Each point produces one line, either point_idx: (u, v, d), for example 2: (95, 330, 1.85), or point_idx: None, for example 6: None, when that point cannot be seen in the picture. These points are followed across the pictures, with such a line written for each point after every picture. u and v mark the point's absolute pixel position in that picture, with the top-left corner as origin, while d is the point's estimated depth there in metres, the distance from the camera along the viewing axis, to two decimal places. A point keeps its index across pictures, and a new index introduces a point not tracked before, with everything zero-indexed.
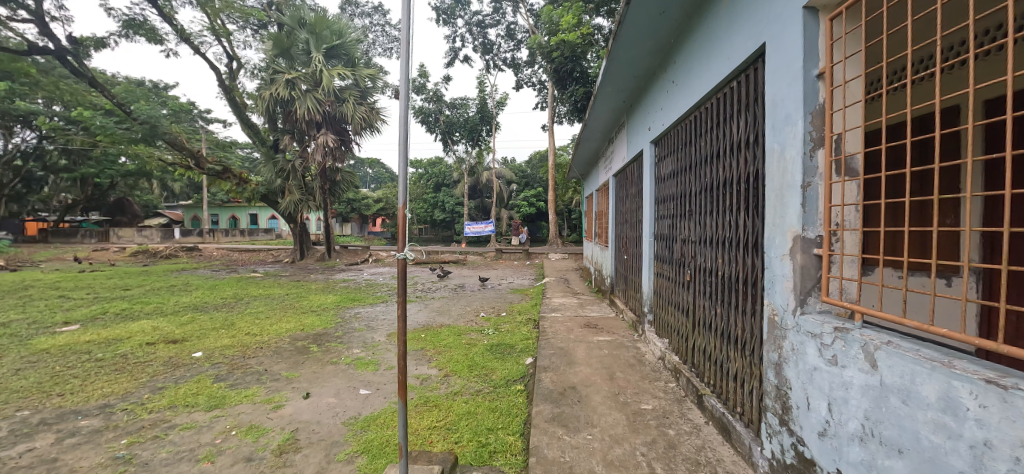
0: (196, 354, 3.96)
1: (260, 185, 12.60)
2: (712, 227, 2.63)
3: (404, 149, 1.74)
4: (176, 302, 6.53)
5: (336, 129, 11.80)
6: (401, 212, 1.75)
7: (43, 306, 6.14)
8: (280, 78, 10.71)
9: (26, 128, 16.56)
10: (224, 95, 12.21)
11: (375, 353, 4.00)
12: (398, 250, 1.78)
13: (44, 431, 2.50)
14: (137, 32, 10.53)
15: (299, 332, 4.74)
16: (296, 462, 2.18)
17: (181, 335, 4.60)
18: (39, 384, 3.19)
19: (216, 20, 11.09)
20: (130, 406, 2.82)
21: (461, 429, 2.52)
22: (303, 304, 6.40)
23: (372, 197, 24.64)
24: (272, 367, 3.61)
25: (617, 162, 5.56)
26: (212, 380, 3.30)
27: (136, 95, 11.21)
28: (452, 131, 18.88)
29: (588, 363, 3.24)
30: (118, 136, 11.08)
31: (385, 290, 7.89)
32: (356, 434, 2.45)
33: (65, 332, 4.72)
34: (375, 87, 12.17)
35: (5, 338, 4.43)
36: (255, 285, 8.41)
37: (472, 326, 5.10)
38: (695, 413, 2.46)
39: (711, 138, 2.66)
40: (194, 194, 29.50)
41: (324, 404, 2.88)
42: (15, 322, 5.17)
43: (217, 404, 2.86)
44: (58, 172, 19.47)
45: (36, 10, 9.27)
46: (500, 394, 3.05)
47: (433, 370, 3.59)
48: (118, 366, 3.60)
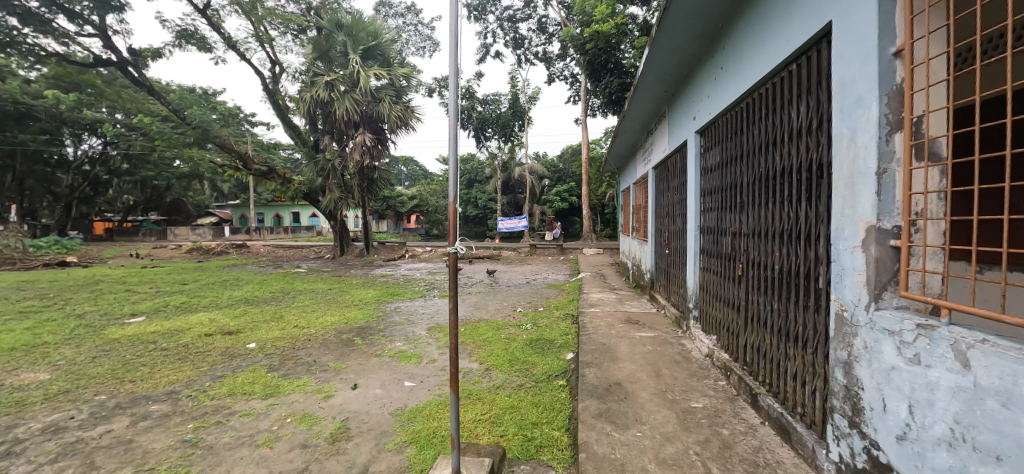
0: (249, 345, 4.16)
1: (302, 184, 13.12)
2: (767, 219, 2.50)
3: (455, 141, 1.79)
4: (229, 296, 6.90)
5: (373, 129, 12.07)
6: (451, 208, 1.80)
7: (114, 298, 6.66)
8: (320, 81, 11.08)
9: (93, 135, 18.49)
10: (268, 99, 12.75)
11: (418, 347, 4.07)
12: (448, 244, 1.80)
13: (121, 415, 2.68)
14: (188, 42, 11.15)
15: (344, 325, 4.91)
16: (348, 451, 2.24)
17: (235, 327, 4.86)
18: (113, 371, 3.45)
19: (259, 27, 11.61)
20: (194, 393, 3.00)
21: (505, 423, 2.53)
22: (346, 298, 6.64)
23: (407, 195, 25.22)
24: (320, 358, 3.75)
25: (657, 154, 5.39)
26: (266, 370, 3.46)
27: (188, 101, 11.92)
28: (484, 128, 18.99)
29: (632, 359, 3.17)
30: (173, 140, 11.82)
31: (422, 285, 8.05)
32: (404, 425, 2.51)
33: (133, 323, 5.08)
34: (409, 86, 12.31)
35: (82, 328, 4.82)
36: (301, 280, 8.80)
37: (510, 321, 5.12)
38: (750, 413, 2.36)
39: (767, 125, 2.52)
40: (241, 195, 31.15)
41: (371, 395, 2.96)
42: (89, 313, 5.61)
43: (271, 393, 2.99)
44: (120, 176, 21.06)
45: (101, 25, 10.00)
46: (543, 389, 3.03)
47: (473, 364, 3.62)
48: (181, 356, 3.84)
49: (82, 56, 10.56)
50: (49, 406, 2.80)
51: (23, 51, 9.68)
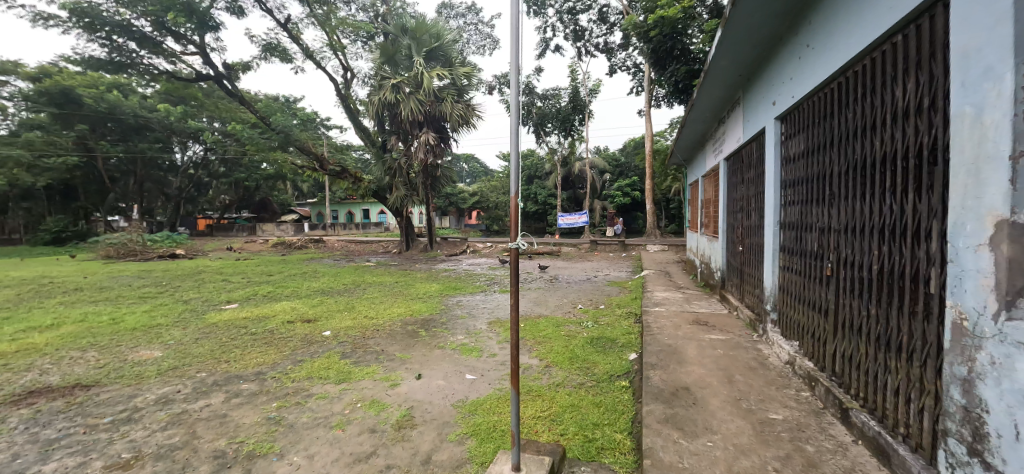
0: (325, 333, 4.49)
1: (371, 183, 13.89)
2: (862, 213, 2.22)
3: (516, 136, 1.79)
4: (308, 286, 7.51)
5: (436, 128, 12.48)
6: (513, 204, 1.79)
7: (213, 287, 7.51)
8: (387, 83, 11.65)
9: (195, 142, 21.14)
10: (341, 104, 13.65)
11: (478, 340, 4.15)
12: (509, 240, 1.80)
13: (218, 391, 3.01)
14: (273, 54, 12.22)
15: (409, 317, 5.15)
16: (413, 439, 2.33)
17: (312, 315, 5.27)
18: (211, 351, 3.89)
19: (333, 36, 12.45)
20: (278, 375, 3.28)
21: (565, 422, 2.49)
22: (411, 291, 6.95)
23: (468, 191, 25.87)
24: (388, 348, 3.95)
25: (730, 144, 5.01)
26: (339, 357, 3.70)
27: (272, 109, 13.13)
28: (544, 123, 18.89)
29: (701, 363, 2.99)
30: (261, 145, 13.04)
31: (483, 280, 8.21)
32: (465, 417, 2.56)
33: (227, 309, 5.70)
34: (470, 84, 12.54)
35: (188, 312, 5.50)
36: (371, 273, 9.34)
37: (570, 318, 5.05)
38: (839, 430, 2.11)
39: (864, 107, 2.23)
40: (319, 194, 33.79)
41: (434, 386, 3.06)
42: (194, 299, 6.39)
43: (344, 378, 3.20)
44: (219, 178, 23.70)
45: (201, 44, 11.25)
46: (604, 389, 2.95)
47: (533, 360, 3.62)
48: (267, 340, 4.23)
49: (187, 72, 11.88)
50: (162, 379, 3.21)
51: (140, 71, 11.16)
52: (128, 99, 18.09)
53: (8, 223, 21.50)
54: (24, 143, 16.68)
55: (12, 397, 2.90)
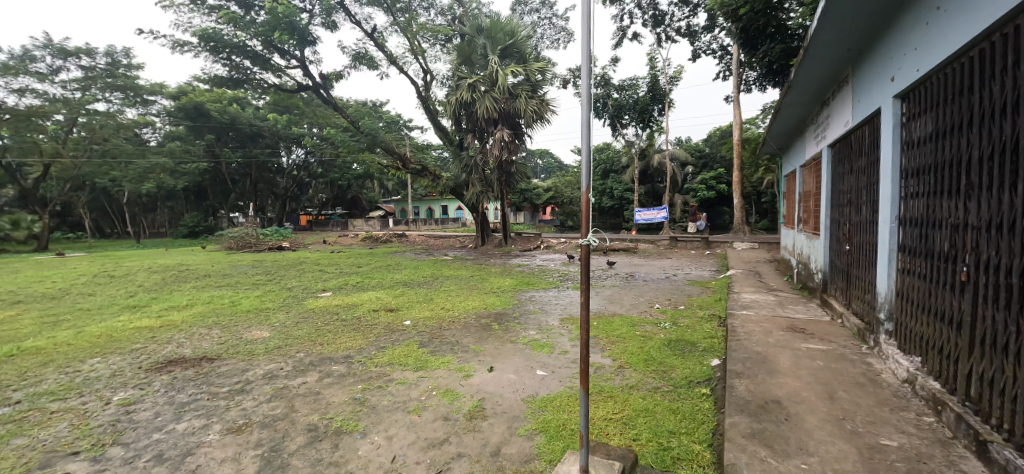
0: (405, 322, 4.77)
1: (449, 180, 14.46)
2: (1009, 207, 1.82)
3: (586, 130, 1.72)
4: (392, 278, 8.06)
5: (510, 125, 12.62)
6: (583, 198, 1.74)
7: (312, 276, 8.38)
8: (463, 83, 12.05)
9: (298, 147, 23.64)
10: (422, 106, 14.39)
11: (550, 337, 4.14)
12: (580, 236, 1.75)
13: (313, 370, 3.34)
14: (361, 62, 13.23)
15: (483, 310, 5.29)
16: (483, 430, 2.38)
17: (395, 305, 5.65)
18: (310, 334, 4.33)
19: (414, 41, 13.16)
20: (363, 359, 3.56)
21: (639, 427, 2.38)
22: (486, 285, 7.14)
23: (542, 187, 25.92)
24: (462, 339, 4.09)
25: (835, 129, 4.41)
26: (418, 345, 3.91)
27: (361, 113, 14.27)
28: (621, 115, 18.23)
29: (795, 375, 2.68)
30: (352, 147, 14.21)
31: (556, 276, 8.18)
32: (535, 413, 2.56)
33: (323, 297, 6.32)
34: (544, 79, 12.52)
35: (291, 298, 6.19)
36: (448, 266, 9.76)
37: (647, 318, 4.83)
38: (973, 465, 1.75)
39: (1014, 78, 1.82)
40: (402, 191, 36.07)
41: (505, 379, 3.10)
42: (296, 287, 7.18)
43: (421, 366, 3.37)
44: (318, 177, 26.33)
45: (301, 58, 12.53)
46: (682, 396, 2.78)
47: (606, 360, 3.51)
48: (356, 326, 4.62)
49: (291, 84, 13.31)
50: (269, 357, 3.65)
51: (254, 85, 12.74)
52: (245, 110, 20.81)
53: (160, 218, 25.90)
54: (169, 152, 19.92)
55: (158, 364, 3.49)
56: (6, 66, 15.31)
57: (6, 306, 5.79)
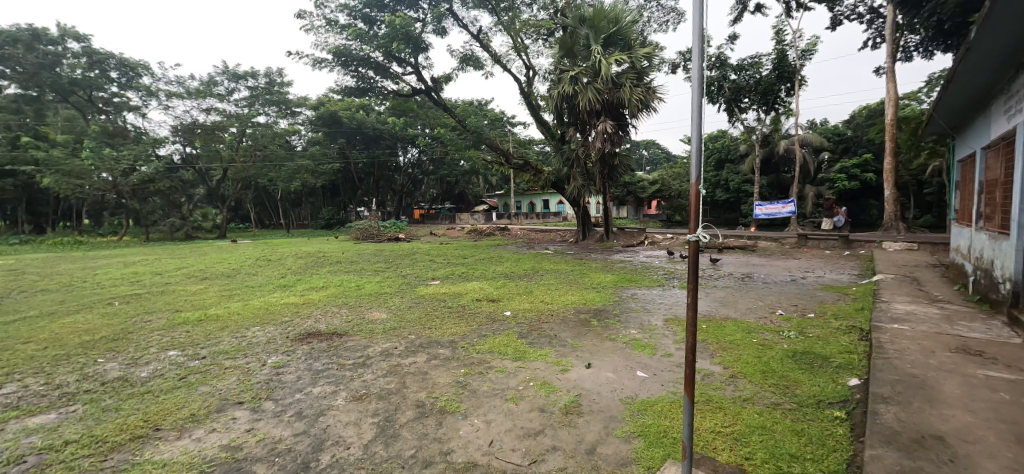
0: (506, 312, 4.94)
1: (550, 174, 14.53)
2: None
3: (699, 116, 1.60)
4: (494, 270, 8.39)
5: (613, 116, 12.20)
6: (692, 190, 1.63)
7: (424, 265, 9.11)
8: (565, 76, 11.88)
9: (412, 146, 25.81)
10: (524, 102, 14.63)
11: (653, 337, 3.93)
12: (687, 232, 1.63)
13: (422, 351, 3.64)
14: (468, 64, 13.93)
15: (582, 305, 5.23)
16: (579, 426, 2.36)
17: (497, 296, 5.88)
18: (421, 318, 4.74)
19: (517, 39, 13.42)
20: (466, 345, 3.77)
21: (753, 445, 2.14)
22: (586, 280, 7.05)
23: (648, 179, 24.66)
24: (561, 333, 4.10)
25: None
26: (517, 336, 4.02)
27: (467, 112, 15.05)
28: (739, 98, 16.42)
29: (968, 408, 2.16)
30: (459, 144, 15.11)
31: (661, 273, 7.72)
32: (633, 415, 2.46)
33: (433, 285, 6.86)
34: (651, 65, 11.83)
35: (406, 285, 6.82)
36: (548, 260, 9.84)
37: (767, 325, 4.31)
38: None
39: None
40: (505, 186, 37.24)
41: (603, 377, 3.03)
42: (411, 274, 7.89)
43: (519, 357, 3.46)
44: (429, 174, 28.45)
45: (415, 64, 13.63)
46: (809, 416, 2.42)
47: (716, 367, 3.22)
48: (460, 314, 4.91)
49: (406, 89, 14.57)
50: (386, 337, 4.06)
51: (377, 93, 14.23)
52: (369, 116, 23.33)
53: (305, 212, 30.45)
54: (311, 155, 23.29)
55: (301, 336, 4.13)
56: (198, 90, 19.32)
57: (199, 281, 7.32)
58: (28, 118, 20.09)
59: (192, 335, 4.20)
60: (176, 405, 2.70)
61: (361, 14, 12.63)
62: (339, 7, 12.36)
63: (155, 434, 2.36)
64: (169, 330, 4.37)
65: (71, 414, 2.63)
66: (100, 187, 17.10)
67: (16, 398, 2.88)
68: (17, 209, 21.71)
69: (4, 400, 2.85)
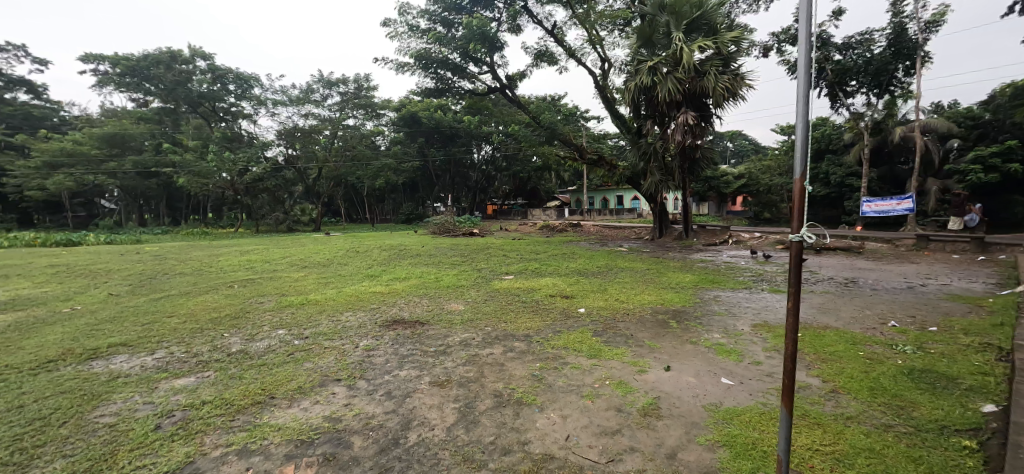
0: (580, 309, 4.92)
1: (626, 169, 14.07)
2: None
3: (805, 105, 1.50)
4: (568, 266, 8.35)
5: (695, 106, 11.48)
6: (796, 186, 1.51)
7: (498, 260, 9.32)
8: (643, 67, 11.38)
9: (487, 144, 26.46)
10: (599, 96, 14.30)
11: (739, 343, 3.67)
12: (789, 231, 1.51)
13: (498, 343, 3.76)
14: (543, 59, 13.92)
15: (660, 305, 5.03)
16: (658, 429, 2.29)
17: (570, 292, 5.86)
18: (496, 311, 4.88)
19: (592, 31, 13.14)
20: (541, 340, 3.82)
21: (859, 468, 1.93)
22: (664, 279, 6.75)
23: (733, 174, 22.92)
24: (637, 333, 3.98)
25: None
26: (591, 334, 3.99)
27: (541, 109, 15.08)
28: (845, 80, 14.61)
29: None
30: (533, 141, 15.26)
31: (747, 275, 7.17)
32: (717, 424, 2.33)
33: (507, 279, 7.01)
34: (739, 50, 10.96)
35: (482, 278, 7.06)
36: (622, 258, 9.57)
37: (876, 337, 3.83)
38: None
39: None
40: (577, 182, 36.75)
41: (684, 381, 2.90)
42: (486, 269, 8.12)
43: (594, 355, 3.42)
44: (502, 171, 28.96)
45: (491, 64, 13.94)
46: (930, 442, 2.12)
47: (813, 380, 2.93)
48: (534, 309, 4.97)
49: (482, 89, 14.96)
50: (464, 327, 4.25)
51: (454, 93, 14.79)
52: (446, 115, 24.33)
53: (388, 207, 32.61)
54: (394, 154, 24.88)
55: (387, 322, 4.45)
56: (298, 98, 21.53)
57: (301, 269, 8.19)
58: (168, 127, 23.78)
59: (296, 317, 4.73)
60: (286, 377, 3.06)
61: (440, 18, 13.16)
62: (421, 13, 12.99)
63: (270, 401, 2.70)
64: (277, 312, 4.95)
65: (206, 378, 3.10)
66: (221, 185, 19.82)
67: (165, 362, 3.45)
68: (161, 204, 25.89)
69: (158, 363, 3.43)
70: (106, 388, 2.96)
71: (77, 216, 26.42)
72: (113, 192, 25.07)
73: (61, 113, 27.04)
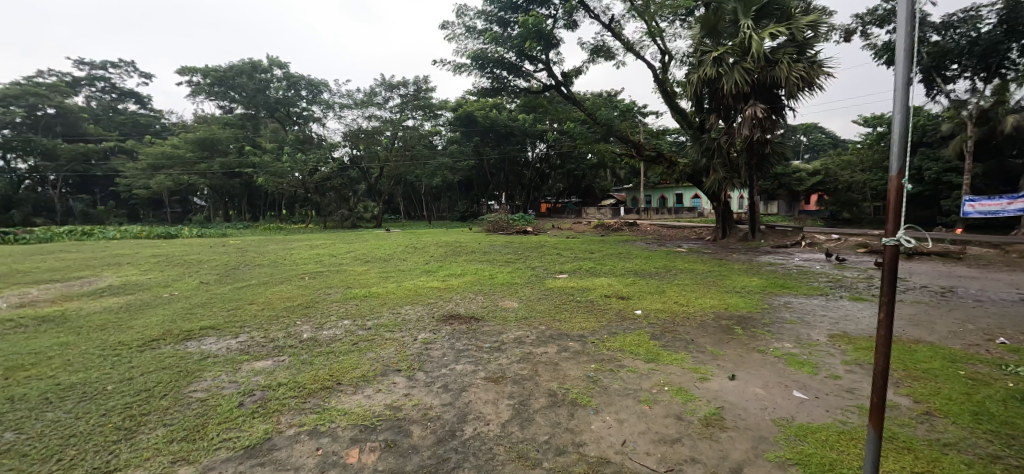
0: (636, 311, 4.78)
1: (687, 166, 13.43)
2: None
3: (904, 92, 1.35)
4: (623, 266, 8.14)
5: (765, 98, 10.72)
6: (892, 184, 1.37)
7: (552, 259, 9.28)
8: (707, 58, 10.76)
9: (541, 142, 26.44)
10: (658, 90, 13.77)
11: (814, 354, 3.38)
12: (883, 234, 1.36)
13: (552, 342, 3.74)
14: (599, 55, 13.65)
15: (724, 310, 4.77)
16: (722, 441, 2.17)
17: (626, 293, 5.71)
18: (550, 310, 4.86)
19: (652, 23, 12.68)
20: (596, 341, 3.76)
21: None
22: (728, 283, 6.38)
23: (807, 170, 21.17)
24: (698, 339, 3.80)
25: None
26: (649, 337, 3.86)
27: (597, 105, 14.77)
28: (945, 63, 12.94)
29: None
30: (588, 138, 15.02)
31: (823, 280, 6.59)
32: (789, 440, 2.15)
33: (561, 278, 6.97)
34: (816, 36, 10.11)
35: (535, 276, 7.07)
36: (680, 259, 9.16)
37: (981, 354, 3.36)
38: None
39: None
40: (633, 180, 35.68)
41: (750, 392, 2.73)
42: (541, 267, 8.11)
43: (652, 359, 3.31)
44: (556, 169, 28.78)
45: (546, 61, 13.88)
46: None
47: (903, 399, 2.63)
48: (588, 309, 4.89)
49: (537, 87, 14.96)
50: (518, 325, 4.27)
51: (510, 91, 14.91)
52: (501, 114, 24.61)
53: (444, 205, 33.55)
54: (451, 154, 25.58)
55: (444, 317, 4.59)
56: (362, 101, 22.76)
57: (364, 264, 8.64)
58: (249, 131, 26.07)
59: (361, 308, 5.01)
60: (350, 365, 3.25)
61: (497, 18, 13.33)
62: (478, 14, 13.21)
63: (337, 386, 2.88)
64: (343, 303, 5.26)
65: (281, 362, 3.37)
66: (294, 184, 21.44)
67: (247, 345, 3.80)
68: (243, 201, 28.46)
69: (241, 346, 3.78)
70: (198, 366, 3.30)
71: (175, 212, 29.70)
72: (204, 190, 27.87)
73: (163, 120, 30.49)
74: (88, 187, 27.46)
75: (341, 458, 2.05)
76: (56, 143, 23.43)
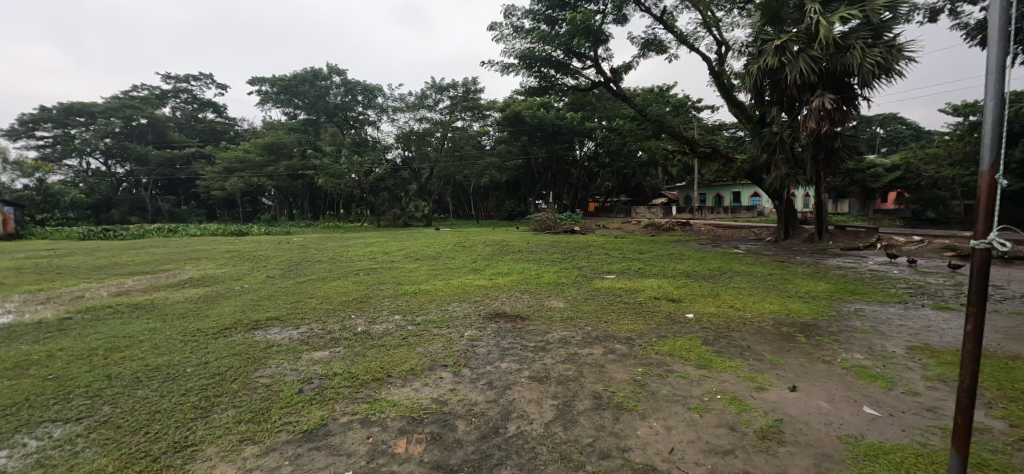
0: (688, 314, 4.59)
1: (746, 162, 12.69)
2: None
3: (998, 79, 1.20)
4: (675, 267, 7.84)
5: (835, 87, 9.89)
6: (984, 179, 1.22)
7: (600, 259, 9.11)
8: (768, 47, 10.07)
9: (589, 140, 26.04)
10: (714, 83, 13.09)
11: (889, 367, 3.08)
12: (971, 237, 1.22)
13: (598, 344, 3.68)
14: (651, 49, 13.19)
15: (785, 316, 4.46)
16: (780, 456, 2.03)
17: (678, 295, 5.50)
18: (597, 311, 4.79)
19: (707, 12, 12.09)
20: (644, 344, 3.65)
21: None
22: (790, 287, 5.96)
23: (885, 165, 19.32)
24: (755, 346, 3.58)
25: None
26: (701, 342, 3.69)
27: (648, 101, 14.29)
28: None
29: None
30: (639, 135, 14.59)
31: (902, 286, 5.97)
32: (857, 460, 1.98)
33: (609, 278, 6.85)
34: (896, 16, 9.21)
35: (582, 276, 6.99)
36: (737, 260, 8.67)
37: None
38: None
39: None
40: (687, 177, 34.24)
41: (815, 405, 2.53)
42: (588, 267, 8.01)
43: (704, 365, 3.17)
44: (605, 167, 28.23)
45: (594, 58, 13.62)
46: None
47: (997, 423, 2.32)
48: (637, 311, 4.76)
49: (585, 84, 14.71)
50: (563, 325, 4.24)
51: (557, 90, 14.79)
52: (549, 113, 24.51)
53: (491, 204, 33.94)
54: (499, 154, 25.91)
55: (490, 315, 4.65)
56: (414, 103, 23.61)
57: (414, 261, 8.93)
58: (311, 135, 27.79)
59: (411, 304, 5.20)
60: (400, 359, 3.38)
61: (545, 16, 13.28)
62: (525, 14, 13.21)
63: (387, 378, 3.00)
64: (395, 299, 5.48)
65: (337, 353, 3.57)
66: (351, 185, 22.56)
67: (306, 336, 4.06)
68: (306, 201, 30.38)
69: (301, 337, 4.04)
70: (264, 354, 3.57)
71: (246, 211, 32.24)
72: (271, 191, 30.04)
73: (237, 127, 33.23)
74: (174, 189, 30.48)
75: (390, 448, 2.14)
76: (148, 149, 26.27)
